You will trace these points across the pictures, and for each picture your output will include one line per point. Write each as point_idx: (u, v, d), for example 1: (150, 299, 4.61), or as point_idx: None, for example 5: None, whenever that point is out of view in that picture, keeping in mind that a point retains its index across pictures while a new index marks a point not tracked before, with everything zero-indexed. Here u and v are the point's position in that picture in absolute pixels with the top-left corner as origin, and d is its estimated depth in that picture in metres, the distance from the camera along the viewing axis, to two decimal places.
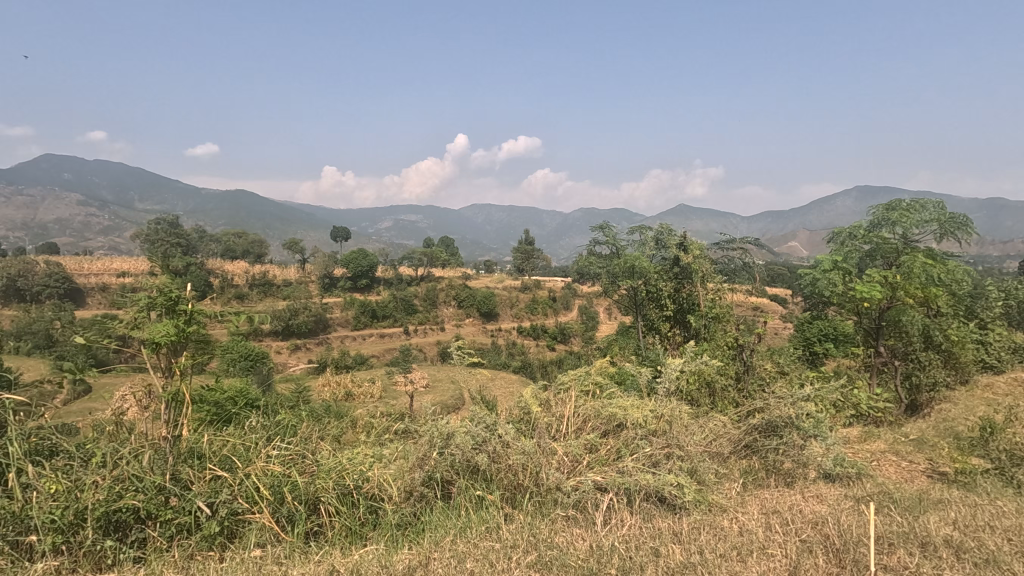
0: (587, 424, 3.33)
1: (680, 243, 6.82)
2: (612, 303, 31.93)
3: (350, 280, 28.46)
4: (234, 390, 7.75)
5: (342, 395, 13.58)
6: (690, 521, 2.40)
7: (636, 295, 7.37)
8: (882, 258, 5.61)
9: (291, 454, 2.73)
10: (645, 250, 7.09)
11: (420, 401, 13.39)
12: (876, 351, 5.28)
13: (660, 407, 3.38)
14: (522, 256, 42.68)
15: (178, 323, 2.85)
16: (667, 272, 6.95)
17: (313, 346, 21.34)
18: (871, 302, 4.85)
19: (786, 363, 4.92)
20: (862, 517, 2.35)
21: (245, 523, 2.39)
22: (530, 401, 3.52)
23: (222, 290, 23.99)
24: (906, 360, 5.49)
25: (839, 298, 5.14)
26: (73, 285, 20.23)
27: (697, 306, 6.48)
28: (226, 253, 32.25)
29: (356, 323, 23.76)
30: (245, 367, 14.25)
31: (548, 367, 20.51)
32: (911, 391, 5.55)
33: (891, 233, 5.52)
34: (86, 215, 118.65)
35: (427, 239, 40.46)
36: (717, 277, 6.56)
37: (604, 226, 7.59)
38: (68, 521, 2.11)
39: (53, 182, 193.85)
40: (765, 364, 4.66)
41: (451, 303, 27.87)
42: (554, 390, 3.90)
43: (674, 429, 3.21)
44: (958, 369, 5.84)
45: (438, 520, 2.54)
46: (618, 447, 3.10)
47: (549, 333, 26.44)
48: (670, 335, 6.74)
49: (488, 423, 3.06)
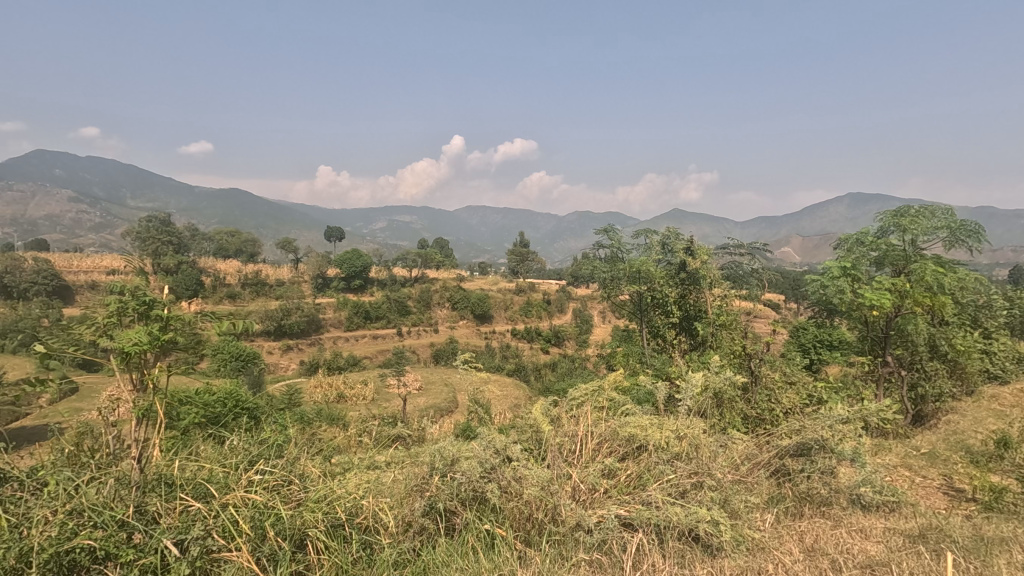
0: (606, 447, 3.23)
1: (686, 248, 6.66)
2: (606, 307, 31.89)
3: (343, 281, 28.23)
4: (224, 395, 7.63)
5: (334, 397, 13.40)
6: (732, 567, 2.26)
7: (641, 301, 7.20)
8: (890, 267, 5.49)
9: (273, 479, 2.60)
10: (651, 255, 6.89)
11: (413, 403, 13.25)
12: (885, 361, 5.17)
13: (681, 428, 3.29)
14: (516, 259, 42.64)
15: (151, 327, 2.85)
16: (673, 277, 6.84)
17: (304, 348, 21.16)
18: (879, 310, 4.76)
19: (794, 371, 4.74)
20: (922, 561, 2.26)
21: (220, 563, 2.14)
22: (541, 419, 3.43)
23: (214, 290, 23.74)
24: (912, 369, 5.43)
25: (845, 305, 5.02)
26: (61, 282, 19.95)
27: (705, 313, 6.46)
28: (218, 252, 32.00)
29: (348, 325, 23.56)
30: (236, 368, 14.07)
31: (543, 372, 20.41)
32: (916, 402, 5.52)
33: (899, 240, 5.43)
34: (76, 211, 117.57)
35: (421, 242, 40.40)
36: (724, 284, 6.48)
37: (608, 229, 7.21)
38: (10, 564, 1.82)
39: (44, 177, 192.20)
40: (773, 373, 4.57)
41: (445, 305, 27.73)
42: (565, 407, 3.81)
43: (702, 454, 3.11)
44: (964, 380, 5.78)
45: (442, 559, 2.38)
46: (640, 474, 2.98)
47: (543, 336, 26.36)
48: (676, 343, 6.83)
49: (496, 447, 3.01)
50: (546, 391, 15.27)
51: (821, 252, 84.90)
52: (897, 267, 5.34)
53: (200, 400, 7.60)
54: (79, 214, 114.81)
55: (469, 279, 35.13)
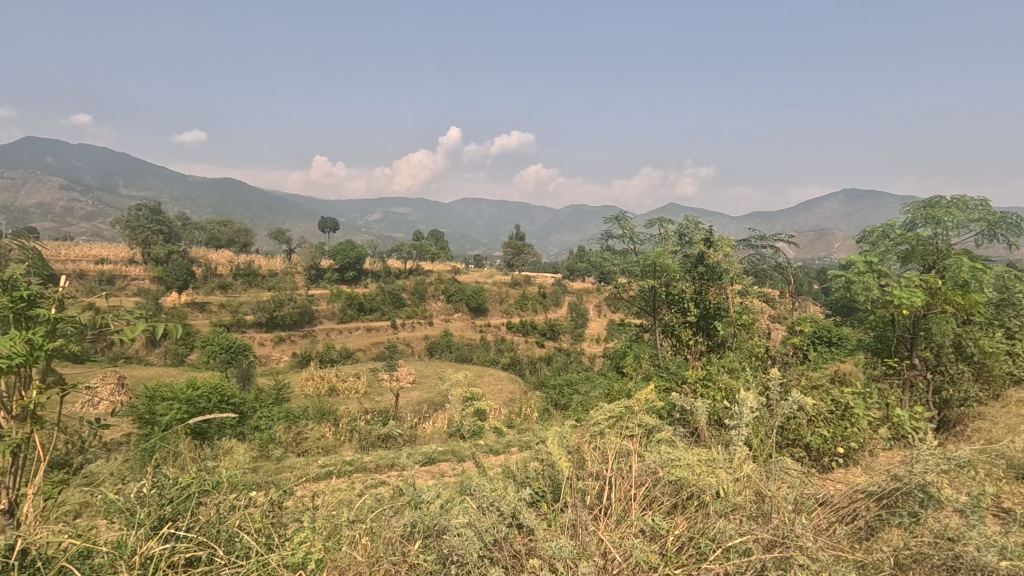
0: (653, 499, 2.71)
1: (705, 238, 6.48)
2: (602, 302, 31.59)
3: (337, 271, 27.85)
4: (209, 388, 7.41)
5: (325, 390, 13.15)
6: None
7: (654, 296, 6.68)
8: (917, 260, 5.38)
9: (183, 552, 2.30)
10: (666, 245, 6.54)
11: (406, 397, 13.03)
12: (911, 363, 4.97)
13: (745, 473, 2.87)
14: (511, 251, 42.27)
15: (35, 331, 2.81)
16: (688, 270, 6.55)
17: (297, 339, 20.86)
18: (910, 309, 4.53)
19: (820, 373, 4.43)
20: None
21: None
22: (558, 455, 2.99)
23: (205, 280, 23.30)
24: (934, 373, 5.20)
25: (870, 303, 4.78)
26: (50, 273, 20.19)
27: (726, 312, 6.22)
28: (211, 242, 31.73)
29: (342, 317, 23.27)
30: (224, 360, 13.73)
31: (537, 366, 20.13)
32: (940, 407, 5.22)
33: (929, 233, 5.22)
34: (69, 199, 116.77)
35: (416, 233, 39.91)
36: (745, 279, 6.26)
37: (619, 217, 6.89)
38: None
39: (35, 165, 190.30)
40: (802, 378, 4.33)
41: (440, 298, 27.38)
42: (585, 436, 3.35)
43: (771, 513, 2.54)
44: (988, 383, 5.36)
45: None
46: (693, 538, 2.38)
47: (538, 330, 26.07)
48: (692, 344, 6.49)
49: (501, 510, 2.65)
50: (541, 385, 15.04)
51: (818, 247, 84.75)
52: (928, 262, 5.23)
53: (183, 396, 7.25)
54: (71, 202, 113.84)
55: (464, 271, 34.83)
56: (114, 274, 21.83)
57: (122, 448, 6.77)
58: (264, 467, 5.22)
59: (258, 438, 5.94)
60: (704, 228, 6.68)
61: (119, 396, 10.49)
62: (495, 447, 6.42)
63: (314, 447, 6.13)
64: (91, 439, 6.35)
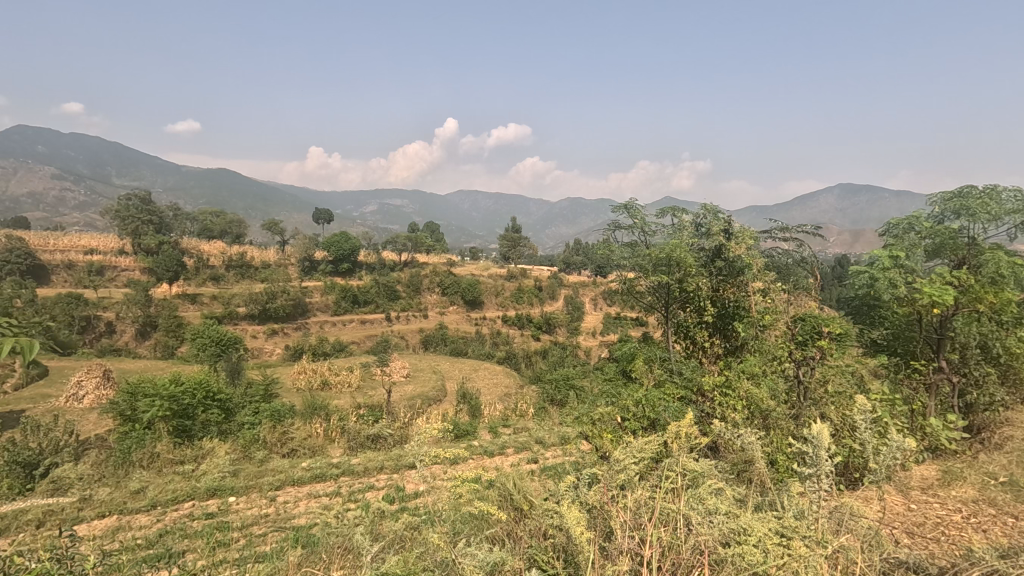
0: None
1: (724, 229, 6.14)
2: (599, 296, 31.28)
3: (331, 263, 27.39)
4: (192, 383, 7.09)
5: (317, 383, 12.84)
6: None
7: (668, 292, 6.41)
8: (948, 257, 5.36)
9: None
10: (681, 236, 6.20)
11: (401, 391, 12.78)
12: (939, 367, 4.75)
13: (829, 545, 2.38)
14: (507, 244, 42.01)
15: None
16: (704, 265, 6.23)
17: (290, 332, 20.54)
18: (940, 308, 4.28)
19: (846, 377, 4.36)
20: None
21: None
22: (576, 526, 2.47)
23: (197, 271, 22.83)
24: (958, 376, 5.01)
25: (897, 301, 4.63)
26: (35, 262, 19.88)
27: (747, 312, 5.72)
28: (203, 232, 31.29)
29: (336, 309, 22.95)
30: (214, 353, 13.37)
31: (533, 359, 19.87)
32: (965, 411, 5.02)
33: (960, 226, 5.33)
34: (61, 188, 115.81)
35: (411, 225, 39.41)
36: (768, 273, 5.73)
37: (630, 205, 6.61)
38: None
39: (26, 153, 188.43)
40: (833, 381, 4.29)
41: (435, 290, 27.07)
42: (611, 491, 2.89)
43: None
44: (1015, 386, 5.25)
45: None
46: None
47: (534, 323, 25.86)
48: (708, 346, 6.18)
49: None
50: (538, 379, 14.80)
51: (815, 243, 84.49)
52: (957, 259, 5.25)
53: (165, 392, 6.82)
54: (62, 191, 112.70)
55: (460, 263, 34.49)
56: (103, 264, 21.48)
57: (100, 447, 6.47)
58: (246, 470, 4.98)
59: (241, 437, 5.69)
60: (723, 218, 6.38)
61: (104, 390, 10.18)
62: (490, 447, 6.12)
63: (301, 447, 5.84)
64: (67, 437, 6.06)
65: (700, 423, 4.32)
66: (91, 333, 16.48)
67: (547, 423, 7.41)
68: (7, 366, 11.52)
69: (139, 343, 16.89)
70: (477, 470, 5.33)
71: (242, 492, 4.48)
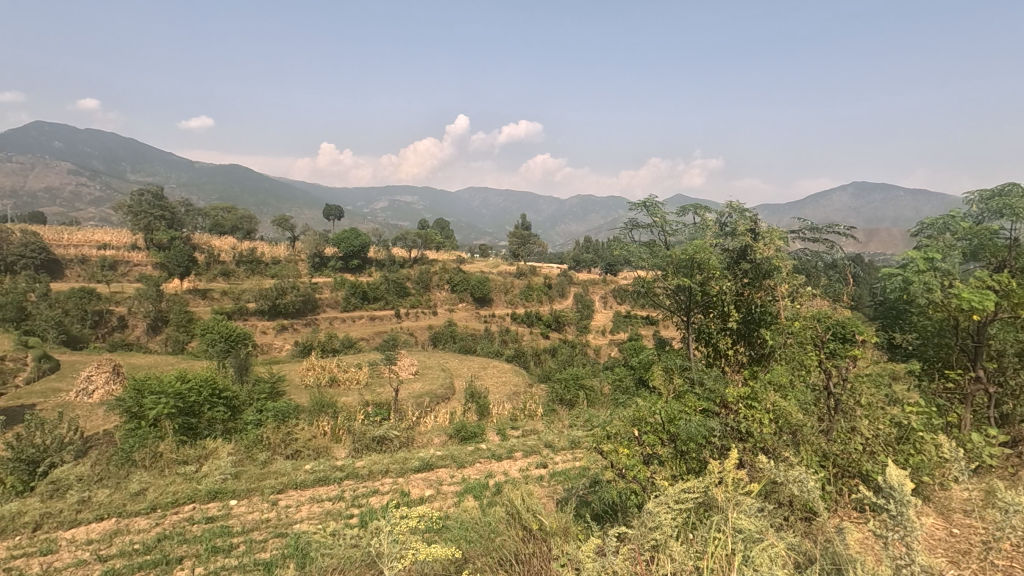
0: None
1: (749, 228, 5.88)
2: (609, 294, 30.97)
3: (341, 260, 27.39)
4: (197, 380, 7.00)
5: (325, 380, 12.77)
6: None
7: (690, 295, 6.21)
8: (985, 260, 5.19)
9: None
10: (704, 235, 5.99)
11: (408, 389, 12.67)
12: (975, 377, 4.66)
13: None
14: (516, 241, 41.77)
15: None
16: (728, 264, 6.01)
17: (300, 328, 20.55)
18: (980, 314, 4.13)
19: (881, 391, 4.20)
20: None
21: None
22: None
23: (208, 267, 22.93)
24: (998, 386, 4.85)
25: (933, 306, 4.49)
26: (48, 256, 20.10)
27: (774, 317, 5.51)
28: (214, 227, 31.37)
29: (345, 306, 22.92)
30: (223, 350, 13.37)
31: (542, 358, 19.72)
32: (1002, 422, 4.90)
33: (1000, 228, 5.16)
34: (78, 183, 117.29)
35: (421, 221, 39.30)
36: (795, 276, 5.54)
37: (650, 202, 6.40)
38: None
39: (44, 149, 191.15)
40: (873, 398, 4.10)
41: (444, 287, 26.90)
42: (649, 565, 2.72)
43: None
44: None
45: None
46: None
47: (543, 321, 25.67)
48: (731, 355, 5.82)
49: None
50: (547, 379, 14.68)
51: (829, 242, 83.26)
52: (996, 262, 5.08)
53: (171, 389, 6.77)
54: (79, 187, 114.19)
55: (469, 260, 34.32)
56: (115, 259, 21.62)
57: (106, 444, 6.43)
58: (248, 471, 4.88)
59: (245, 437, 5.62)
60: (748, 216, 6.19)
61: (112, 385, 10.18)
62: (499, 451, 5.97)
63: (306, 448, 5.74)
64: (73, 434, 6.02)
65: (727, 437, 3.92)
66: (103, 328, 16.60)
67: (557, 425, 7.30)
68: (19, 360, 11.62)
69: (150, 338, 17.00)
70: (485, 476, 5.21)
71: (244, 495, 4.38)
